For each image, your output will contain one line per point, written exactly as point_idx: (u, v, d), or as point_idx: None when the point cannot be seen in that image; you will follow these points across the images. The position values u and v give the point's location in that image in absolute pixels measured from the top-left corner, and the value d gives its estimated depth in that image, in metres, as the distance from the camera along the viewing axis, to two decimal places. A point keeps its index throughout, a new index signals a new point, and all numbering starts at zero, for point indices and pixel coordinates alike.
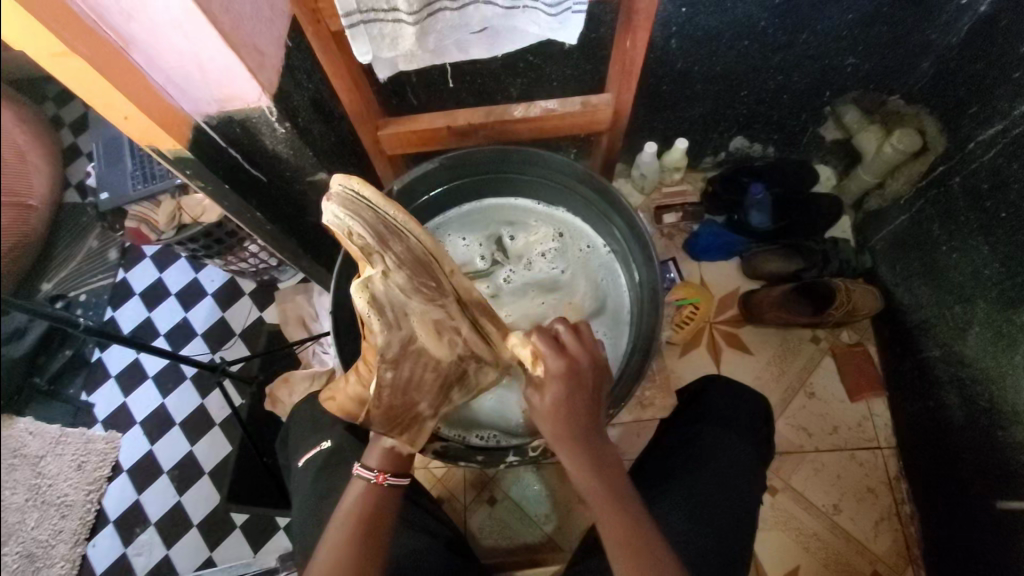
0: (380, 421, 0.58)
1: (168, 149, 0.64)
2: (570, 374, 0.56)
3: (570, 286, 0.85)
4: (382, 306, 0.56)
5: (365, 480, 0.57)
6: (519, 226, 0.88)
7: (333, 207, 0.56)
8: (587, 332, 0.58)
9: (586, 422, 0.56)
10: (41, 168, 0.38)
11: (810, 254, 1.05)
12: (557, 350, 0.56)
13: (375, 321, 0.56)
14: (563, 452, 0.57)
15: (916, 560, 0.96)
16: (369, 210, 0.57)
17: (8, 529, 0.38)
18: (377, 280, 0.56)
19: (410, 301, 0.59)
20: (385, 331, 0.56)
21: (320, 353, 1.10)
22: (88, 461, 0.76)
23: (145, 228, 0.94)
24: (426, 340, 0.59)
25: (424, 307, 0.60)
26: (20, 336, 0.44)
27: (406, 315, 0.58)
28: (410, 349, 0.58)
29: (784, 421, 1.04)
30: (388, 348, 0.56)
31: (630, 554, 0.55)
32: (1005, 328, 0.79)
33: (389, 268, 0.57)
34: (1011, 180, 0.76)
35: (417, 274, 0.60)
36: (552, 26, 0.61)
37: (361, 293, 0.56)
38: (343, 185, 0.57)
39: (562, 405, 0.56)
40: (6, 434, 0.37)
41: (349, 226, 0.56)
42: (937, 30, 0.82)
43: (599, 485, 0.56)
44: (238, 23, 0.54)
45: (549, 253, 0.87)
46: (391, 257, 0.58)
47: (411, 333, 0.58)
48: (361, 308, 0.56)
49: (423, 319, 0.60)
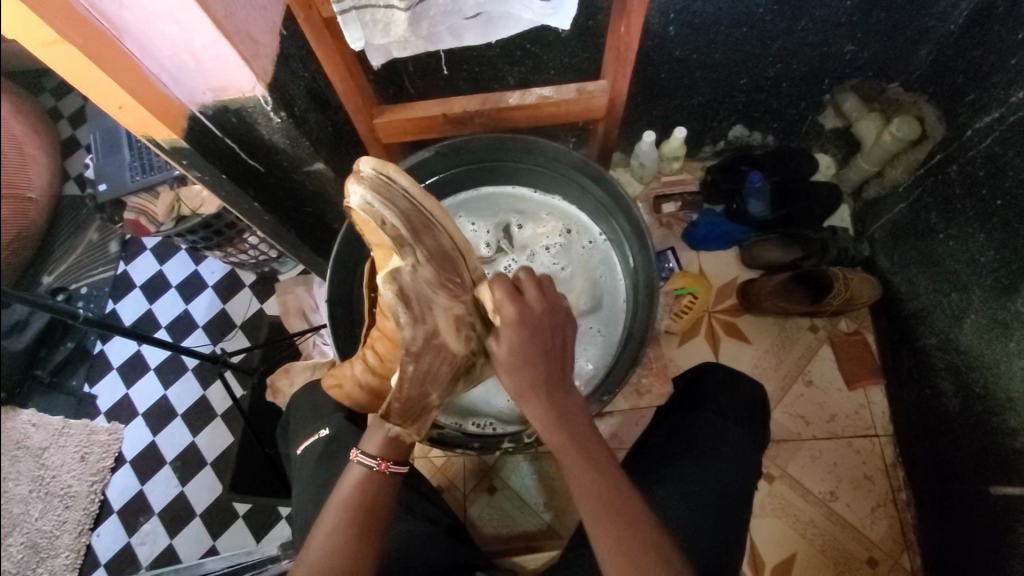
0: (397, 414, 0.58)
1: (164, 140, 0.65)
2: (525, 322, 0.55)
3: (568, 284, 0.86)
4: (409, 299, 0.58)
5: (365, 467, 0.57)
6: (527, 216, 0.88)
7: (363, 191, 0.57)
8: (546, 283, 0.58)
9: (545, 375, 0.55)
10: (40, 159, 0.38)
11: (807, 243, 1.05)
12: (512, 295, 0.55)
13: (403, 314, 0.57)
14: (526, 407, 0.55)
15: (912, 546, 0.97)
16: (397, 199, 0.59)
17: (12, 517, 0.38)
18: (406, 271, 0.58)
19: (436, 295, 0.59)
20: (411, 324, 0.57)
21: (320, 346, 1.10)
22: (90, 452, 0.77)
23: (144, 218, 0.92)
24: (446, 334, 0.60)
25: (449, 303, 0.60)
26: (22, 326, 0.44)
27: (431, 309, 0.59)
28: (432, 343, 0.59)
29: (781, 409, 1.04)
30: (413, 342, 0.57)
31: (599, 497, 0.53)
32: (1000, 315, 0.79)
33: (419, 260, 0.59)
34: (1008, 167, 0.76)
35: (444, 268, 0.61)
36: (546, 11, 0.62)
37: (389, 284, 0.57)
38: (374, 170, 0.59)
39: (517, 358, 0.55)
40: (12, 424, 0.38)
41: (381, 212, 0.57)
42: (936, 16, 0.81)
43: (567, 440, 0.55)
44: (231, 9, 0.54)
45: (553, 247, 0.87)
46: (420, 250, 0.59)
47: (434, 327, 0.59)
48: (388, 300, 0.57)
49: (447, 312, 0.60)
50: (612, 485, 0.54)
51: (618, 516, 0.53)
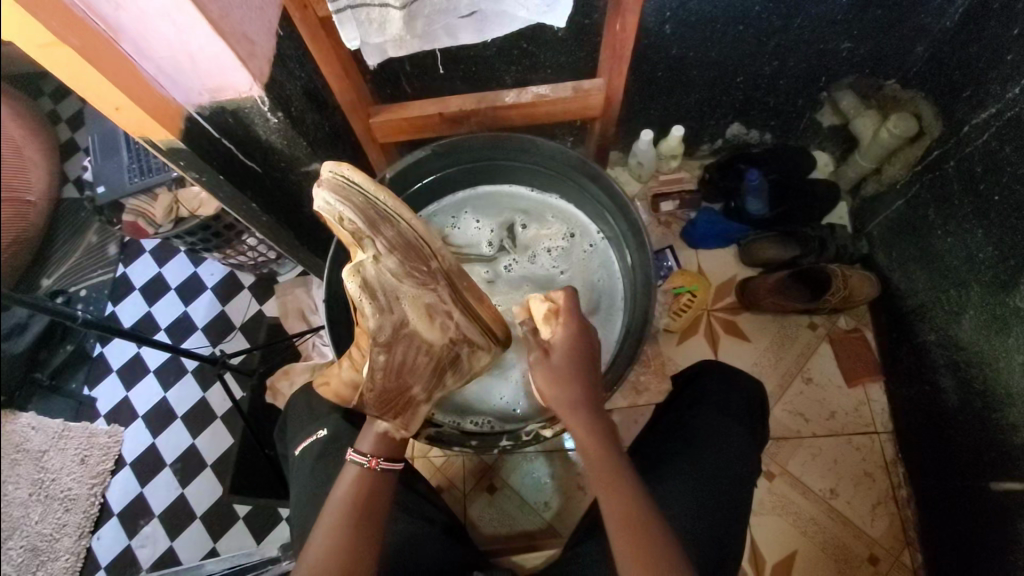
0: (374, 403, 0.60)
1: (161, 140, 0.64)
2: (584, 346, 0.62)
3: (566, 287, 0.86)
4: (374, 291, 0.58)
5: (358, 464, 0.57)
6: (532, 216, 0.88)
7: (323, 193, 0.57)
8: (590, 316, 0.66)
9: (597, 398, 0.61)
10: (40, 164, 0.38)
11: (806, 241, 1.05)
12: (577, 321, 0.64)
13: (368, 305, 0.58)
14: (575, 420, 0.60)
15: (913, 543, 0.97)
16: (357, 197, 0.58)
17: (13, 519, 0.38)
18: (369, 264, 0.58)
19: (402, 284, 0.61)
20: (376, 314, 0.58)
21: (319, 346, 1.09)
22: (90, 456, 0.78)
23: (144, 221, 0.93)
24: (417, 323, 0.61)
25: (417, 290, 0.62)
26: (22, 331, 0.44)
27: (398, 299, 0.60)
28: (402, 333, 0.60)
29: (781, 407, 1.04)
30: (381, 332, 0.58)
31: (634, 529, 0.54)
32: (999, 311, 0.79)
33: (380, 252, 0.59)
34: (1005, 162, 0.76)
35: (408, 257, 0.61)
36: (541, 9, 0.62)
37: (353, 277, 0.58)
38: (332, 171, 0.58)
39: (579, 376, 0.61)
40: (13, 426, 0.38)
41: (339, 210, 0.57)
42: (932, 13, 0.81)
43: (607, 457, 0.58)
44: (228, 11, 0.54)
45: (555, 250, 0.87)
46: (381, 242, 0.59)
47: (402, 318, 0.60)
48: (353, 292, 0.58)
49: (415, 301, 0.61)
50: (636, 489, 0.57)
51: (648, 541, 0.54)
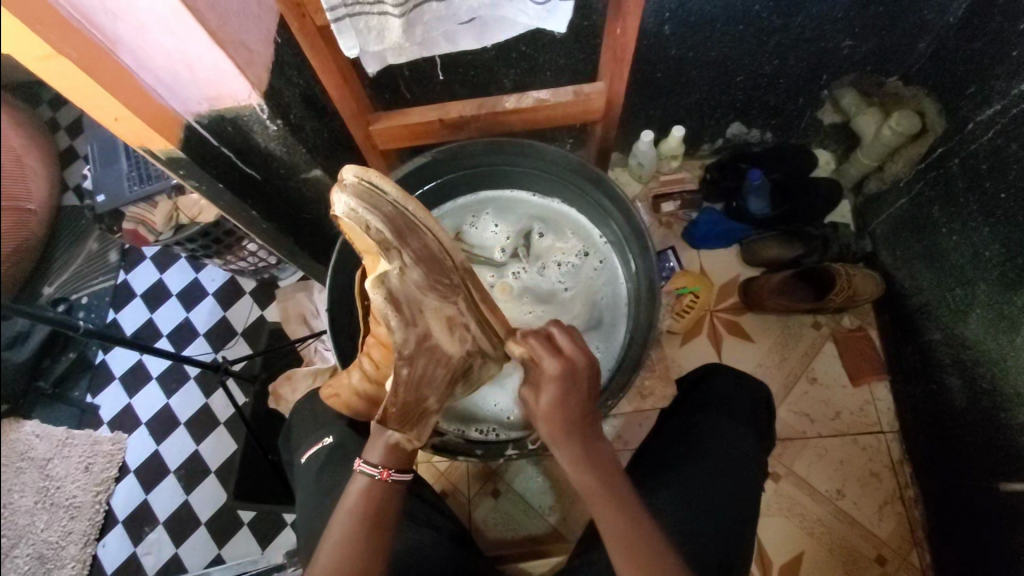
0: (394, 417, 0.58)
1: (159, 149, 0.63)
2: (565, 377, 0.58)
3: (569, 303, 0.85)
4: (399, 303, 0.57)
5: (368, 476, 0.56)
6: (548, 225, 0.88)
7: (347, 198, 0.56)
8: (578, 335, 0.61)
9: (582, 419, 0.58)
10: (38, 171, 0.38)
11: (808, 239, 1.05)
12: (552, 350, 0.59)
13: (392, 317, 0.57)
14: (561, 454, 0.58)
15: (920, 543, 0.96)
16: (384, 203, 0.57)
17: (18, 530, 0.38)
18: (393, 275, 0.57)
19: (426, 297, 0.59)
20: (401, 328, 0.57)
21: (321, 351, 1.08)
22: (93, 464, 0.88)
23: (144, 228, 0.92)
24: (438, 336, 0.60)
25: (440, 304, 0.60)
26: (23, 341, 0.43)
27: (422, 311, 0.59)
28: (425, 346, 0.59)
29: (785, 408, 1.04)
30: (404, 345, 0.58)
31: (631, 554, 0.55)
32: (1006, 309, 0.78)
33: (406, 264, 0.57)
34: (1011, 160, 0.75)
35: (434, 270, 0.59)
36: (541, 14, 0.60)
37: (377, 290, 0.56)
38: (356, 176, 0.57)
39: (560, 404, 0.58)
40: (18, 437, 0.38)
41: (365, 218, 0.55)
42: (934, 9, 0.81)
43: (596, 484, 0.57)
44: (226, 19, 0.54)
45: (565, 265, 0.87)
46: (408, 253, 0.57)
47: (426, 330, 0.59)
48: (377, 304, 0.57)
49: (438, 313, 0.60)
50: (633, 516, 0.56)
51: (650, 559, 0.55)
